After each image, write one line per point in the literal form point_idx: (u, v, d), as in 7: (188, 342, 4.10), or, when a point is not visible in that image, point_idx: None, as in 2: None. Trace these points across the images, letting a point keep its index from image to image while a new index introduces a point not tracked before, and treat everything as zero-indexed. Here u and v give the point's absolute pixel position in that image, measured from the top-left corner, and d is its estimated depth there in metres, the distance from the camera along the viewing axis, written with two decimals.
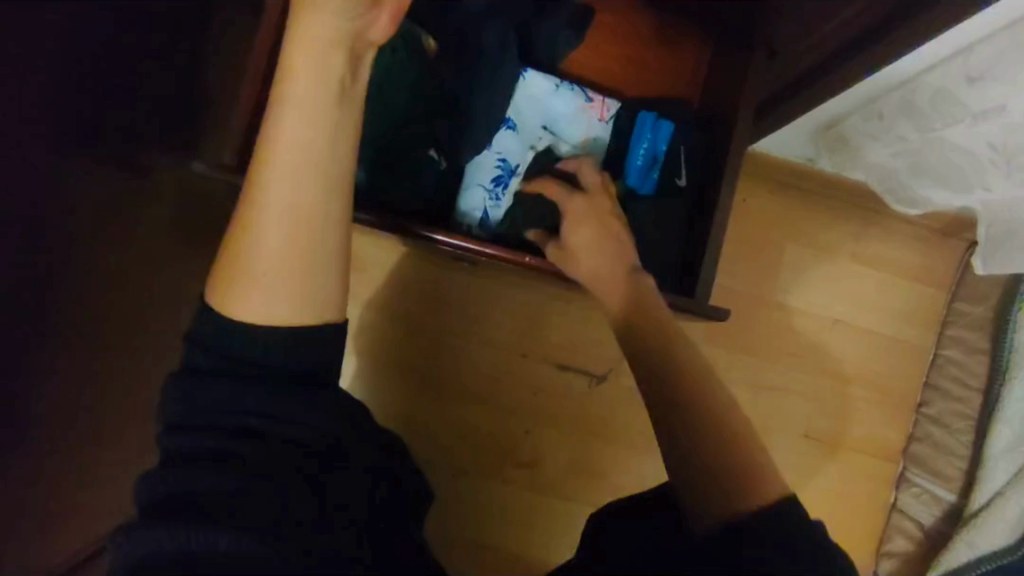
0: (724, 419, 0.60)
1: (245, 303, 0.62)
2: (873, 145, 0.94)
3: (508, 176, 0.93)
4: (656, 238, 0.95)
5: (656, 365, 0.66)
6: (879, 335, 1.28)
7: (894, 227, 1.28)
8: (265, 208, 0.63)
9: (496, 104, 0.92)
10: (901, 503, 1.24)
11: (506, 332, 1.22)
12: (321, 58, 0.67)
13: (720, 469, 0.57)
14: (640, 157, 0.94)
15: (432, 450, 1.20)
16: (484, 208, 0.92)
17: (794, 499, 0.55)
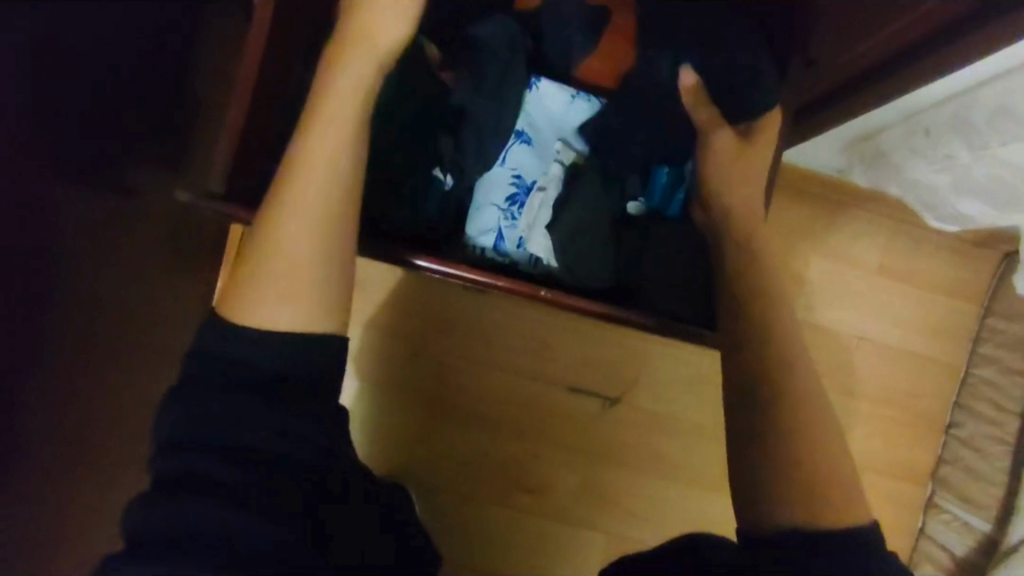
0: (804, 444, 0.63)
1: (254, 311, 0.64)
2: (915, 162, 0.87)
3: (524, 194, 0.84)
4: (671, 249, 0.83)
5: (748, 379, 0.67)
6: (907, 353, 1.22)
7: (925, 239, 1.21)
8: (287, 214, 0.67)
9: (505, 119, 0.84)
10: (928, 528, 1.19)
11: (515, 352, 1.15)
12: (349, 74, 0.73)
13: (779, 474, 0.62)
14: (662, 175, 0.86)
15: (434, 478, 1.14)
16: (498, 229, 0.83)
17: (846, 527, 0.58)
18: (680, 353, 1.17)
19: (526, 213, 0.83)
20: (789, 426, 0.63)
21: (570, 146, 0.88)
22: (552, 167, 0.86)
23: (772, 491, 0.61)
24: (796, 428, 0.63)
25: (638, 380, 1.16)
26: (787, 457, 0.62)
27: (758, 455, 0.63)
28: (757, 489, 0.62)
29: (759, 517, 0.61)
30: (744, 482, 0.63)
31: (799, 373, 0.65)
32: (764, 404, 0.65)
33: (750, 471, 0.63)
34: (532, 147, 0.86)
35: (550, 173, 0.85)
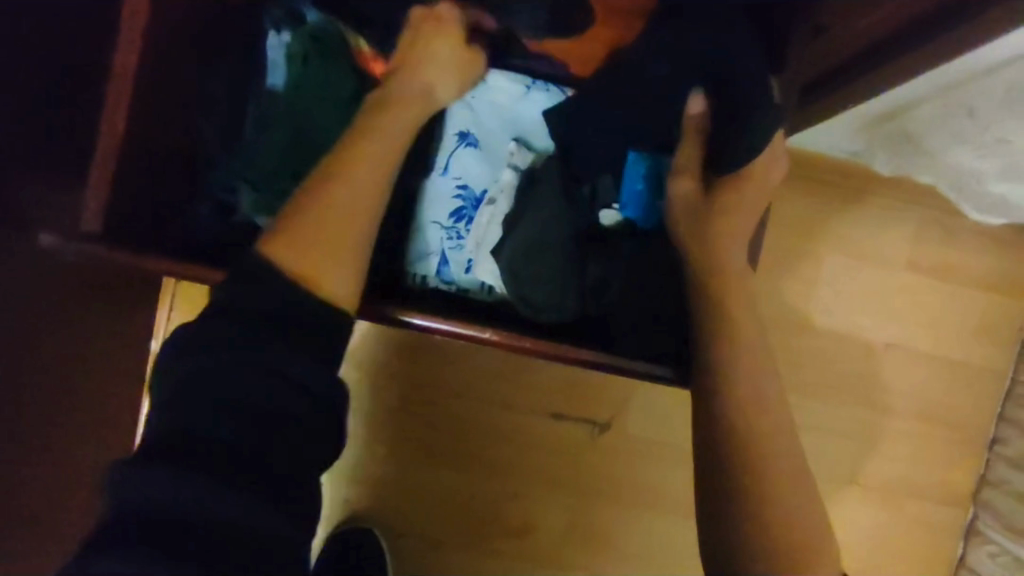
0: (778, 498, 0.56)
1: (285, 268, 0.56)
2: (956, 146, 0.72)
3: (472, 208, 0.71)
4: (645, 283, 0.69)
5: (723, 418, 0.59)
6: (942, 360, 1.06)
7: (962, 229, 1.04)
8: (333, 201, 0.59)
9: (447, 122, 0.73)
10: (970, 558, 1.04)
11: (490, 377, 1.02)
12: (425, 67, 0.67)
13: (756, 535, 0.56)
14: (637, 181, 0.72)
15: (406, 521, 1.02)
16: (442, 251, 0.71)
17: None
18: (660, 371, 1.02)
19: (474, 231, 0.70)
20: (767, 480, 0.57)
21: (526, 147, 0.74)
22: (504, 174, 0.71)
23: (746, 547, 0.55)
24: (776, 481, 0.57)
25: (630, 402, 1.03)
26: (759, 505, 0.56)
27: (733, 506, 0.56)
28: (730, 540, 0.56)
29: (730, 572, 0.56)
30: (712, 529, 0.57)
31: (773, 421, 0.59)
32: (738, 449, 0.58)
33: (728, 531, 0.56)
34: (480, 150, 0.73)
35: (501, 181, 0.71)
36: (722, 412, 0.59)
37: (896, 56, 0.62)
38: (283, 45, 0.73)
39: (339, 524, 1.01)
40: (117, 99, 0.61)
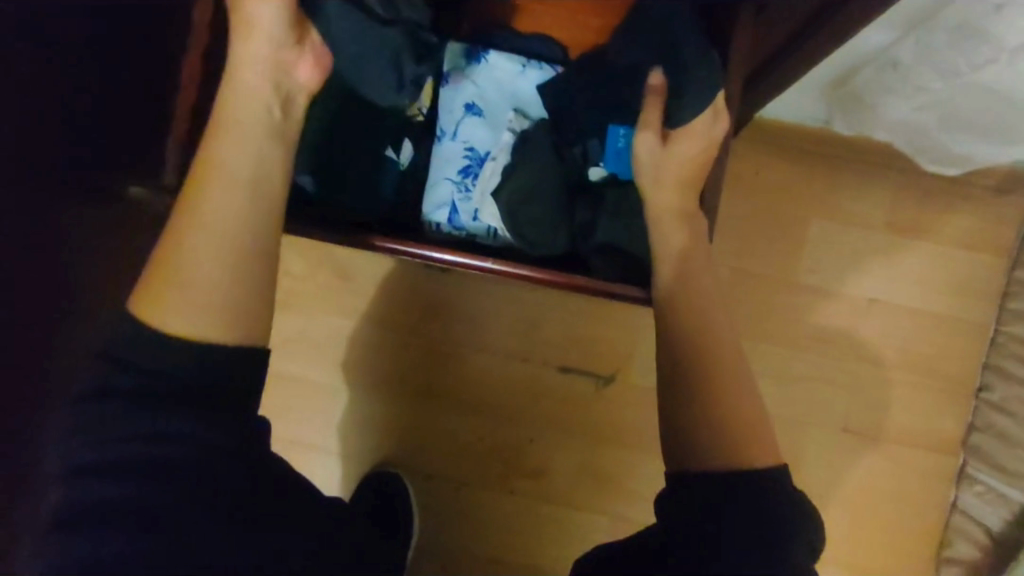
0: (722, 405, 0.68)
1: (168, 309, 0.62)
2: (891, 101, 0.82)
3: (478, 165, 0.84)
4: (620, 229, 0.81)
5: (675, 343, 0.72)
6: (926, 314, 1.13)
7: (937, 191, 1.12)
8: (202, 241, 0.65)
9: (455, 98, 0.86)
10: (962, 502, 1.09)
11: (502, 335, 1.14)
12: (244, 95, 0.71)
13: (709, 432, 0.67)
14: (619, 141, 0.84)
15: (431, 465, 1.14)
16: (452, 201, 0.83)
17: (774, 468, 0.65)
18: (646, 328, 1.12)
19: (480, 184, 0.83)
20: (714, 391, 0.69)
21: (523, 116, 0.87)
22: (505, 137, 0.85)
23: (699, 443, 0.67)
24: (720, 392, 0.69)
25: (634, 355, 1.13)
26: (709, 406, 0.68)
27: (688, 413, 0.69)
28: (685, 434, 0.68)
29: (684, 464, 0.67)
30: (673, 429, 0.69)
31: (716, 344, 0.71)
32: (695, 361, 0.70)
33: (681, 433, 0.68)
34: (484, 119, 0.86)
35: (502, 142, 0.84)
36: (681, 330, 0.72)
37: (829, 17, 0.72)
38: None
39: (370, 469, 1.13)
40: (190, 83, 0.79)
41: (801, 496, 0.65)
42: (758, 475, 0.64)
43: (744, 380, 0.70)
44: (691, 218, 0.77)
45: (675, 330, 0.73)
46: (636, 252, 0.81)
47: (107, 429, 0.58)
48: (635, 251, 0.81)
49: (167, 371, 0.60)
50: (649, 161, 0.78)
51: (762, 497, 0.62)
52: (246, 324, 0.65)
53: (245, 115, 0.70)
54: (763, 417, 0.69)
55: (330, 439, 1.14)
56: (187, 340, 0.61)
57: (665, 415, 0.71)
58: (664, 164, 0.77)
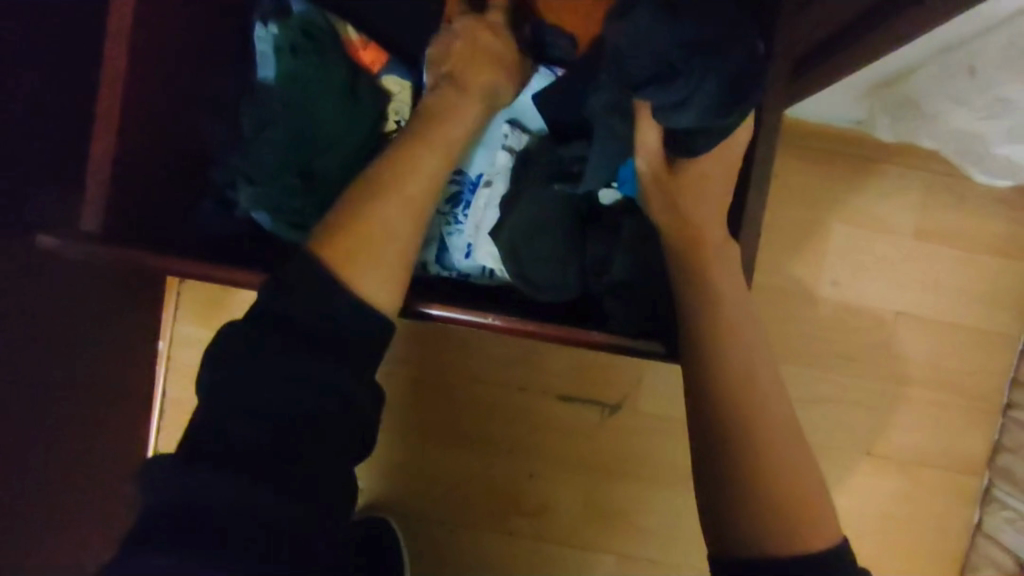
0: (769, 477, 0.57)
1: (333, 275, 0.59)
2: (952, 109, 0.71)
3: (470, 192, 0.73)
4: (636, 270, 0.70)
5: (708, 395, 0.59)
6: (956, 328, 1.04)
7: (972, 194, 1.02)
8: (383, 210, 0.62)
9: None
10: (988, 526, 1.03)
11: (499, 362, 1.02)
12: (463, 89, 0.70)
13: (753, 509, 0.56)
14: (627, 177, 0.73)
15: (423, 505, 1.03)
16: (441, 237, 0.73)
17: (832, 549, 0.54)
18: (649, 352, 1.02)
19: (472, 214, 0.73)
20: (757, 459, 0.57)
21: (521, 129, 0.75)
22: (502, 161, 0.73)
23: (741, 524, 0.56)
24: (764, 459, 0.57)
25: (642, 380, 1.02)
26: (749, 476, 0.57)
27: (726, 485, 0.57)
28: (721, 497, 0.57)
29: (722, 546, 0.56)
30: (706, 492, 0.58)
31: (757, 396, 0.59)
32: (730, 409, 0.59)
33: (718, 506, 0.57)
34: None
35: (497, 164, 0.73)
36: (712, 373, 0.60)
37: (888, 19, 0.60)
38: (271, 36, 0.71)
39: (357, 512, 1.03)
40: (113, 82, 0.62)
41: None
42: (810, 561, 0.53)
43: (795, 441, 0.59)
44: (724, 250, 0.65)
45: (708, 379, 0.60)
46: (656, 296, 0.69)
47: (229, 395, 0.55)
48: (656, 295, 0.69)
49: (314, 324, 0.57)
50: (670, 184, 0.67)
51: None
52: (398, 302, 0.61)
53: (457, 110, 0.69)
54: (815, 485, 0.58)
55: None
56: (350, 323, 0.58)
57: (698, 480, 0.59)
58: (682, 190, 0.66)
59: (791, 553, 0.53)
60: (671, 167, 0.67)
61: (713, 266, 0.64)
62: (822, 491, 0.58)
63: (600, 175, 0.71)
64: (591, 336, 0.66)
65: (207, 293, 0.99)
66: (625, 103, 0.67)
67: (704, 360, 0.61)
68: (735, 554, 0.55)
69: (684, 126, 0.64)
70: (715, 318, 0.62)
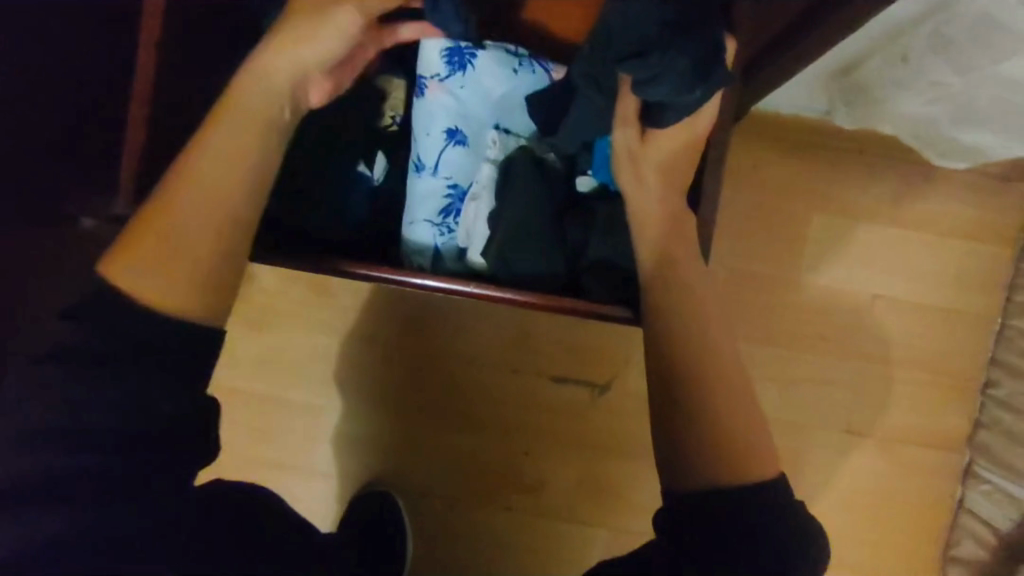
0: (720, 427, 0.62)
1: (144, 259, 0.57)
2: (900, 95, 0.77)
3: (460, 203, 0.81)
4: (607, 251, 0.77)
5: (665, 356, 0.65)
6: (932, 310, 1.09)
7: (942, 180, 1.07)
8: (198, 195, 0.60)
9: (433, 124, 0.80)
10: (968, 500, 1.07)
11: (494, 346, 1.09)
12: (292, 61, 0.64)
13: (704, 455, 0.61)
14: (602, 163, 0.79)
15: (424, 481, 1.10)
16: (435, 244, 0.80)
17: (776, 490, 0.60)
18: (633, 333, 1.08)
19: (462, 223, 0.80)
20: (708, 410, 0.63)
21: (507, 135, 0.83)
22: (486, 176, 0.81)
23: (694, 468, 0.61)
24: (715, 411, 0.63)
25: (629, 362, 1.08)
26: (702, 426, 0.62)
27: (682, 434, 0.62)
28: (676, 445, 0.62)
29: (678, 489, 0.62)
30: (662, 440, 0.63)
31: (710, 356, 0.65)
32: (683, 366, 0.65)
33: (674, 454, 0.62)
34: (467, 147, 0.81)
35: (482, 177, 0.81)
36: (668, 333, 0.66)
37: (823, 16, 0.67)
38: None
39: (361, 488, 1.09)
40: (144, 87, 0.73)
41: (805, 513, 0.60)
42: (755, 498, 0.59)
43: (745, 395, 0.64)
44: (686, 225, 0.71)
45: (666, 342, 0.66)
46: (623, 271, 0.76)
47: (71, 389, 0.54)
48: (624, 275, 0.76)
49: (139, 331, 0.55)
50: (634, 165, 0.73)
51: (770, 525, 0.58)
52: (226, 295, 0.60)
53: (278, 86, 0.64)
54: (763, 433, 0.63)
55: (318, 459, 1.09)
56: (162, 309, 0.56)
57: (657, 433, 0.64)
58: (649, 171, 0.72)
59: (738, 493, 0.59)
60: (644, 136, 0.72)
61: (672, 239, 0.70)
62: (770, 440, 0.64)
63: (574, 142, 0.78)
64: (567, 301, 0.73)
65: None
66: (604, 79, 0.72)
67: (666, 325, 0.67)
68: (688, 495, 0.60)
69: (658, 99, 0.68)
70: (673, 285, 0.68)
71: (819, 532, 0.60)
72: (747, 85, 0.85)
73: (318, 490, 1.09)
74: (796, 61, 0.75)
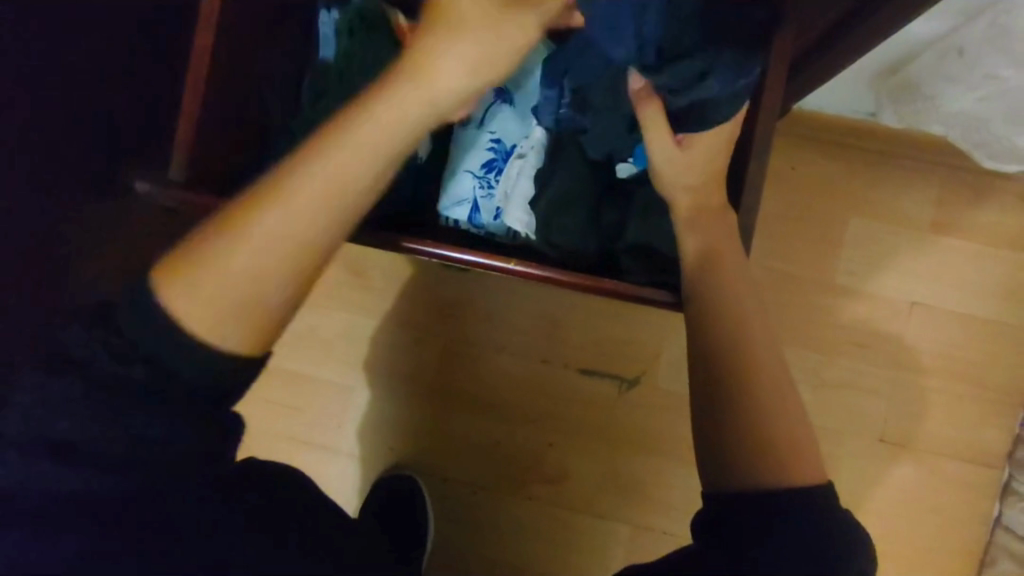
0: (761, 422, 0.61)
1: (203, 293, 0.54)
2: (952, 90, 0.76)
3: (503, 160, 0.80)
4: (645, 235, 0.77)
5: (707, 347, 0.65)
6: (973, 320, 1.06)
7: (989, 188, 1.05)
8: (268, 231, 0.55)
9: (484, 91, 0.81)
10: (1006, 518, 1.04)
11: (523, 336, 1.09)
12: (405, 103, 0.59)
13: (743, 449, 0.61)
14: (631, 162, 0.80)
15: (447, 468, 1.10)
16: (474, 198, 0.80)
17: (820, 488, 0.59)
18: (665, 326, 1.08)
19: (503, 181, 0.79)
20: (747, 403, 0.62)
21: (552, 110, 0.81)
22: (533, 131, 0.80)
23: (733, 461, 0.61)
24: (756, 405, 0.62)
25: (659, 358, 1.08)
26: (743, 420, 0.62)
27: (722, 426, 0.62)
28: (716, 438, 0.62)
29: (720, 484, 0.61)
30: (698, 425, 0.64)
31: (751, 350, 0.64)
32: (726, 357, 0.64)
33: (715, 447, 0.62)
34: (515, 108, 0.81)
35: (532, 138, 0.80)
36: (708, 323, 0.66)
37: (874, 9, 0.66)
38: (333, 21, 0.83)
39: (384, 470, 1.10)
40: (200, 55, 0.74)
41: (850, 514, 0.59)
42: (799, 496, 0.58)
43: (787, 388, 0.63)
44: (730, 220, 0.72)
45: (708, 331, 0.65)
46: (660, 260, 0.76)
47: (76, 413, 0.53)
48: (661, 264, 0.76)
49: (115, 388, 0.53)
50: (670, 168, 0.73)
51: (811, 518, 0.57)
52: (275, 335, 0.58)
53: (376, 137, 0.58)
54: (803, 428, 0.62)
55: (343, 439, 1.10)
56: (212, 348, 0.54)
57: (697, 427, 0.64)
58: (693, 160, 0.72)
59: (782, 490, 0.58)
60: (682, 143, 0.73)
61: (713, 229, 0.70)
62: (811, 436, 0.63)
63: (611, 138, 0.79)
64: (604, 281, 0.73)
65: None
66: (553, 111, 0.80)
67: (705, 313, 0.67)
68: (731, 491, 0.60)
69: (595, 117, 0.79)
70: (712, 274, 0.68)
71: (866, 535, 0.58)
72: (791, 83, 0.84)
73: (341, 471, 1.10)
74: (844, 54, 0.75)
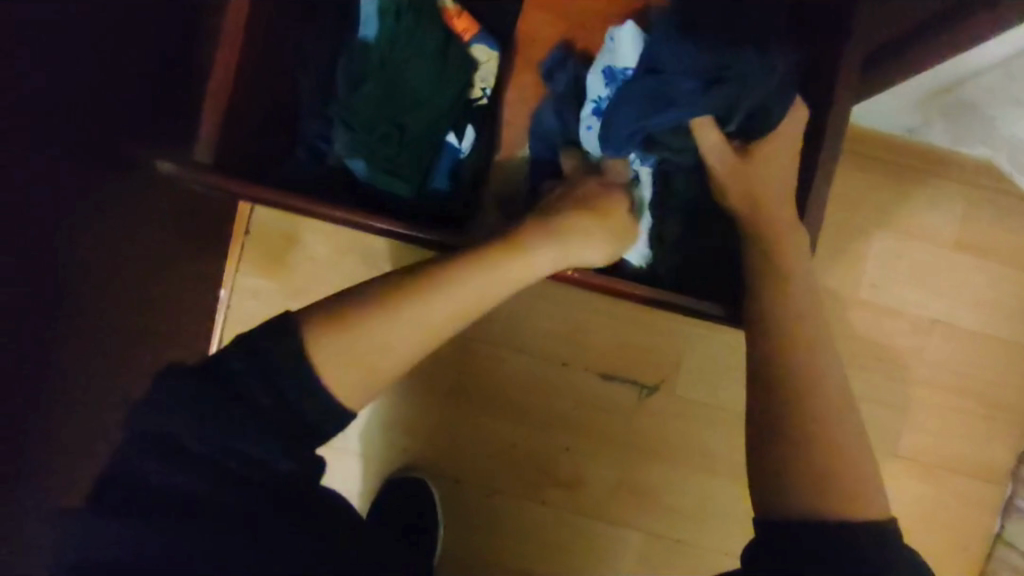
0: (822, 448, 0.59)
1: (337, 354, 0.57)
2: (1014, 113, 0.75)
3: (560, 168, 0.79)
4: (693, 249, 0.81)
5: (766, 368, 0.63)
6: (988, 340, 1.07)
7: (1010, 210, 1.06)
8: (406, 319, 0.60)
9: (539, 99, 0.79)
10: (1008, 534, 1.06)
11: (544, 338, 1.06)
12: (548, 241, 0.68)
13: (801, 475, 0.59)
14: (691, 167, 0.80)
15: (460, 469, 1.07)
16: None
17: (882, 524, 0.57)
18: (689, 333, 1.06)
19: None
20: (808, 427, 0.60)
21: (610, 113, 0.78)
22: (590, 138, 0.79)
23: (791, 488, 0.59)
24: (815, 431, 0.60)
25: (680, 366, 1.06)
26: (800, 445, 0.60)
27: (780, 450, 0.60)
28: (772, 463, 0.60)
29: (773, 512, 0.59)
30: (751, 448, 0.62)
31: (810, 373, 0.63)
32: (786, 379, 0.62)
33: (771, 472, 0.60)
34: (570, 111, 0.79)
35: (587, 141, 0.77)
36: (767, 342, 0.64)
37: (953, 25, 0.64)
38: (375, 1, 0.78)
39: (394, 471, 1.06)
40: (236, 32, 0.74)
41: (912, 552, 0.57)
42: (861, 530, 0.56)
43: (846, 413, 0.62)
44: (789, 235, 0.70)
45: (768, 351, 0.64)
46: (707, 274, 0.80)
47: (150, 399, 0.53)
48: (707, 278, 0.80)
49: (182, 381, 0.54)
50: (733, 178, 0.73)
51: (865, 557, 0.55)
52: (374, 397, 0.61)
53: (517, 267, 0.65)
54: (862, 456, 0.60)
55: (351, 436, 1.06)
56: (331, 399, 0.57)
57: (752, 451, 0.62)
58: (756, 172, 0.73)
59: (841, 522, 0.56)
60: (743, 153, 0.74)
61: None
62: (868, 464, 0.61)
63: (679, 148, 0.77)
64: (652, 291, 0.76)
65: (273, 247, 1.02)
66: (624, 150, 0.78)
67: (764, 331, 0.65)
68: (788, 520, 0.58)
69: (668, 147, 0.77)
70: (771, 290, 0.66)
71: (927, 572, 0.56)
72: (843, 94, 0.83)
73: (348, 470, 1.06)
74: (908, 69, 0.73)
